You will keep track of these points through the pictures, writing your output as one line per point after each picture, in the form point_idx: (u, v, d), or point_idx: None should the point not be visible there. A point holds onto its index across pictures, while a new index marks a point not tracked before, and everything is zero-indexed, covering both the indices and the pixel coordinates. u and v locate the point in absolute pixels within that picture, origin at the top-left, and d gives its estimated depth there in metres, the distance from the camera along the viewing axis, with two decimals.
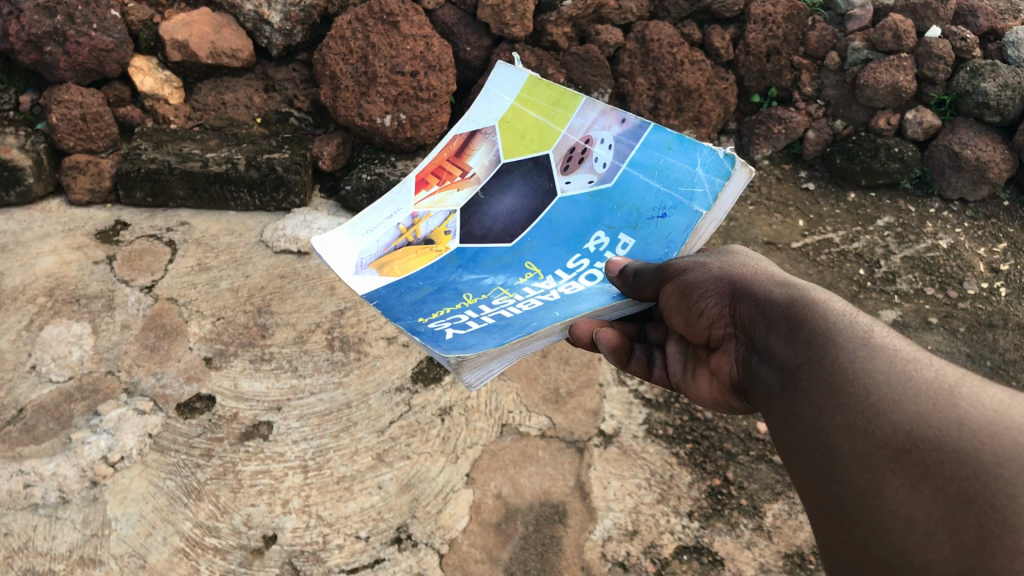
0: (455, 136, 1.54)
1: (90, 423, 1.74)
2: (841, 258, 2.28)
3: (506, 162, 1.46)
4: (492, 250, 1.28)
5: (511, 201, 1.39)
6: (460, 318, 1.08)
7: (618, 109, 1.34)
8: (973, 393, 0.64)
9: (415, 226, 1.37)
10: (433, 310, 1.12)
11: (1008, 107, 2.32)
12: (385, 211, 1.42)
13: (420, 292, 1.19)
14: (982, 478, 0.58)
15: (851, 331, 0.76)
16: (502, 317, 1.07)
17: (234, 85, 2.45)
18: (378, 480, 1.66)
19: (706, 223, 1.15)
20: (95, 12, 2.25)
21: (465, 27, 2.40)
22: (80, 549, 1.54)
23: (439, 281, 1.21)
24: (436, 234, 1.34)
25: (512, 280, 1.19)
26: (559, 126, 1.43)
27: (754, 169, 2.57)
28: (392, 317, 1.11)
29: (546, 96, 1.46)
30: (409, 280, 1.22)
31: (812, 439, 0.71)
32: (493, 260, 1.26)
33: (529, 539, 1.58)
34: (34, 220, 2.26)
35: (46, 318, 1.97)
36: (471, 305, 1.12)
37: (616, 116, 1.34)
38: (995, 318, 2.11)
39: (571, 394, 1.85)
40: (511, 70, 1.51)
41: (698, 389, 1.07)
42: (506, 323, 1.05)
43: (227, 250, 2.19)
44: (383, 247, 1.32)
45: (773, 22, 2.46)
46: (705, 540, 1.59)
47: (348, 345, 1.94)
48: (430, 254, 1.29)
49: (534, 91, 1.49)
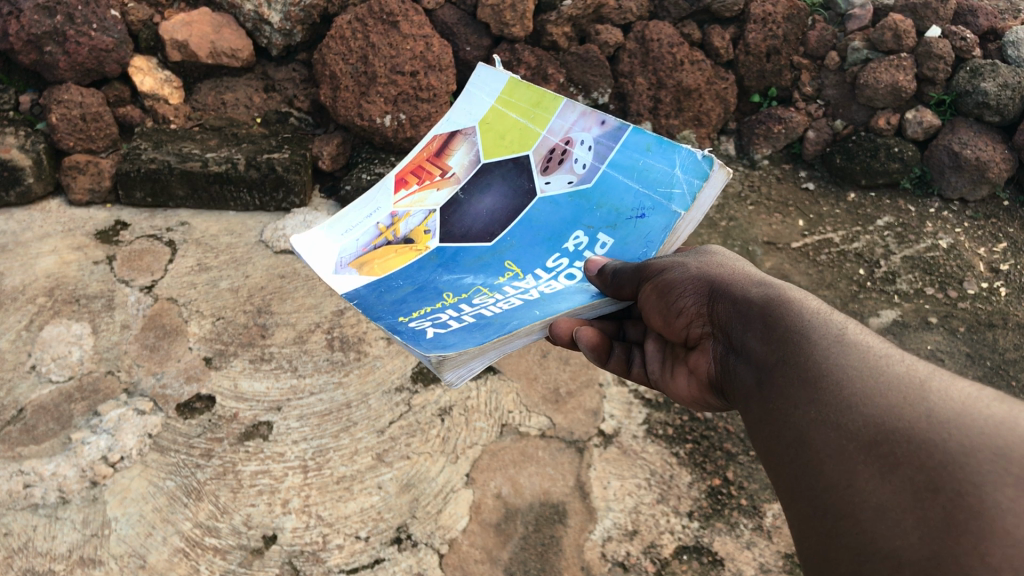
0: (435, 136, 1.53)
1: (90, 423, 1.74)
2: (841, 257, 2.27)
3: (486, 162, 1.45)
4: (471, 250, 1.27)
5: (491, 201, 1.38)
6: (441, 318, 1.09)
7: (598, 111, 1.36)
8: (943, 386, 0.64)
9: (394, 225, 1.35)
10: (414, 310, 1.13)
11: (1008, 107, 2.32)
12: (364, 209, 1.40)
13: (401, 291, 1.19)
14: (949, 467, 0.57)
15: (826, 328, 0.77)
16: (482, 316, 1.08)
17: (235, 85, 2.45)
18: (378, 480, 1.66)
19: (684, 223, 1.18)
20: (95, 12, 2.25)
21: (465, 27, 2.40)
22: (79, 549, 1.54)
23: (420, 281, 1.21)
24: (416, 233, 1.33)
25: (492, 279, 1.18)
26: (539, 127, 1.43)
27: (754, 169, 2.57)
28: (372, 317, 1.12)
29: (527, 97, 1.46)
30: (389, 279, 1.22)
31: (788, 435, 0.72)
32: (473, 259, 1.25)
33: (529, 539, 1.58)
34: (33, 220, 2.26)
35: (46, 318, 1.97)
36: (451, 305, 1.12)
37: (596, 118, 1.36)
38: (995, 318, 2.11)
39: (571, 394, 1.85)
40: (492, 72, 1.51)
41: (676, 387, 1.07)
42: (486, 322, 1.06)
43: (227, 250, 2.19)
44: (363, 246, 1.31)
45: (774, 22, 2.46)
46: (705, 540, 1.59)
47: (349, 345, 1.94)
48: (410, 253, 1.28)
49: (514, 93, 1.49)
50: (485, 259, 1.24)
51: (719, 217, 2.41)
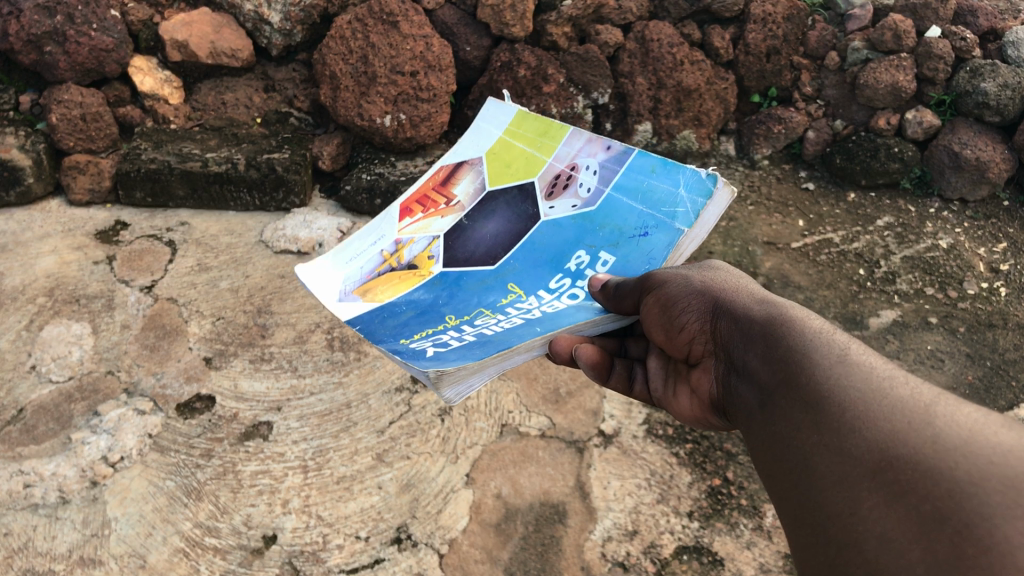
0: (442, 166, 1.56)
1: (90, 423, 1.74)
2: (841, 257, 2.27)
3: (491, 188, 1.47)
4: (475, 273, 1.27)
5: (495, 225, 1.39)
6: (443, 338, 1.10)
7: (603, 138, 1.40)
8: (948, 410, 0.64)
9: (399, 251, 1.36)
10: (415, 332, 1.13)
11: (1008, 107, 2.32)
12: (366, 237, 1.39)
13: (403, 315, 1.18)
14: (955, 495, 0.57)
15: (830, 352, 0.76)
16: (485, 335, 1.09)
17: (234, 85, 2.45)
18: (378, 480, 1.67)
19: (689, 240, 1.18)
20: (95, 12, 2.25)
21: (465, 27, 2.40)
22: (79, 549, 1.53)
23: (423, 305, 1.21)
24: (420, 259, 1.33)
25: (495, 301, 1.18)
26: (545, 155, 1.46)
27: (754, 169, 2.57)
28: (374, 341, 1.11)
29: (534, 128, 1.50)
30: (393, 304, 1.21)
31: (791, 457, 0.72)
32: (476, 282, 1.25)
33: (530, 539, 1.58)
34: (33, 220, 2.25)
35: (46, 319, 1.97)
36: (454, 327, 1.13)
37: (601, 144, 1.39)
38: (995, 318, 2.10)
39: (571, 394, 1.85)
40: (499, 106, 1.56)
41: (678, 406, 1.07)
42: (487, 341, 1.07)
43: (227, 250, 2.19)
44: (367, 272, 1.31)
45: (773, 22, 2.47)
46: (705, 540, 1.59)
47: (348, 345, 1.94)
48: (414, 277, 1.28)
49: (522, 125, 1.52)
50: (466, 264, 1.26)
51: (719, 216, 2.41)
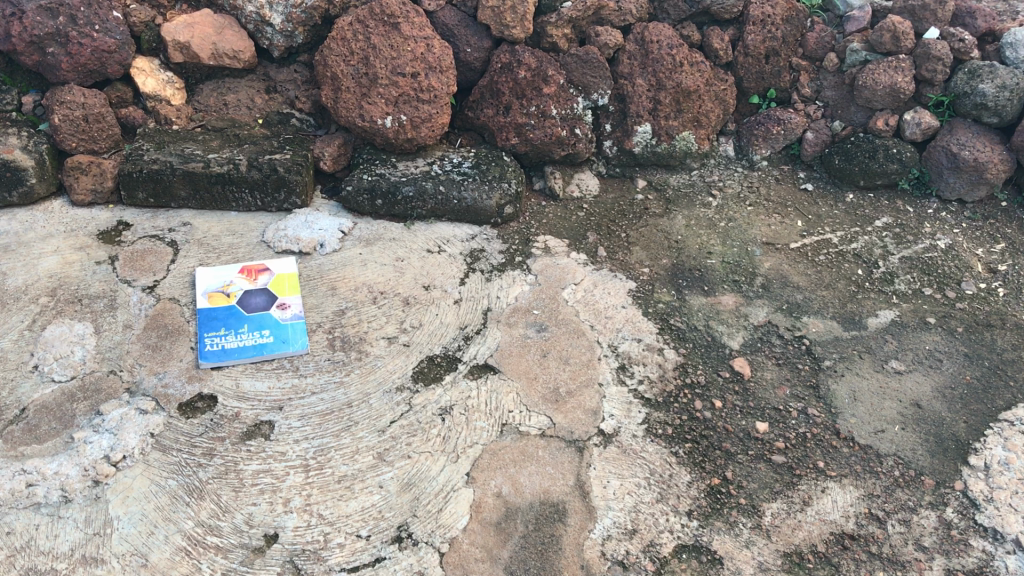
0: (284, 309, 2.01)
1: (93, 423, 1.75)
2: (840, 257, 2.29)
3: (283, 299, 2.04)
4: (263, 320, 1.99)
5: (264, 302, 2.03)
6: (229, 338, 1.93)
7: (292, 301, 2.04)
8: None
9: (266, 332, 1.96)
10: (235, 345, 1.92)
11: (1005, 108, 2.30)
12: (266, 348, 1.92)
13: (248, 348, 1.92)
14: None
15: None
16: (242, 340, 1.93)
17: (236, 86, 2.47)
18: (378, 480, 1.68)
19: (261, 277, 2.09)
20: (98, 14, 2.24)
21: (466, 29, 2.41)
22: (81, 548, 1.54)
23: (257, 324, 1.98)
24: (261, 335, 1.95)
25: (238, 326, 1.96)
26: (290, 289, 2.08)
27: (753, 170, 2.60)
28: (251, 351, 1.91)
29: (292, 287, 2.09)
30: (246, 347, 1.92)
31: None
32: (252, 330, 1.96)
33: (529, 538, 1.59)
34: (36, 220, 2.26)
35: (48, 318, 1.98)
36: (238, 335, 1.94)
37: (287, 302, 2.04)
38: (993, 318, 2.09)
39: (571, 394, 1.86)
40: (292, 298, 2.05)
41: None
42: (254, 331, 1.96)
43: (229, 250, 2.20)
44: (253, 350, 1.91)
45: (773, 24, 2.49)
46: (704, 539, 1.60)
47: (349, 345, 1.97)
48: (260, 345, 1.93)
49: (286, 287, 2.08)
50: (253, 346, 1.92)
51: (718, 217, 2.43)
